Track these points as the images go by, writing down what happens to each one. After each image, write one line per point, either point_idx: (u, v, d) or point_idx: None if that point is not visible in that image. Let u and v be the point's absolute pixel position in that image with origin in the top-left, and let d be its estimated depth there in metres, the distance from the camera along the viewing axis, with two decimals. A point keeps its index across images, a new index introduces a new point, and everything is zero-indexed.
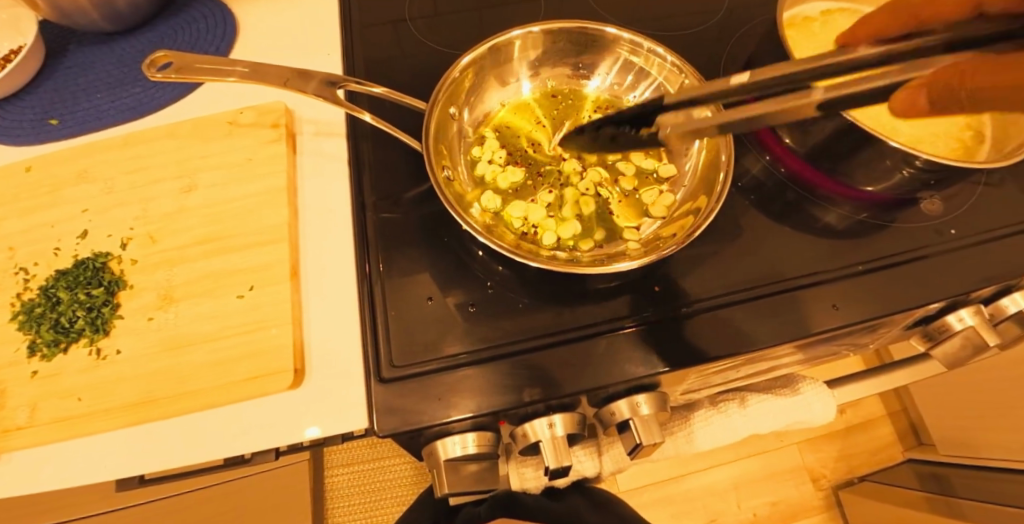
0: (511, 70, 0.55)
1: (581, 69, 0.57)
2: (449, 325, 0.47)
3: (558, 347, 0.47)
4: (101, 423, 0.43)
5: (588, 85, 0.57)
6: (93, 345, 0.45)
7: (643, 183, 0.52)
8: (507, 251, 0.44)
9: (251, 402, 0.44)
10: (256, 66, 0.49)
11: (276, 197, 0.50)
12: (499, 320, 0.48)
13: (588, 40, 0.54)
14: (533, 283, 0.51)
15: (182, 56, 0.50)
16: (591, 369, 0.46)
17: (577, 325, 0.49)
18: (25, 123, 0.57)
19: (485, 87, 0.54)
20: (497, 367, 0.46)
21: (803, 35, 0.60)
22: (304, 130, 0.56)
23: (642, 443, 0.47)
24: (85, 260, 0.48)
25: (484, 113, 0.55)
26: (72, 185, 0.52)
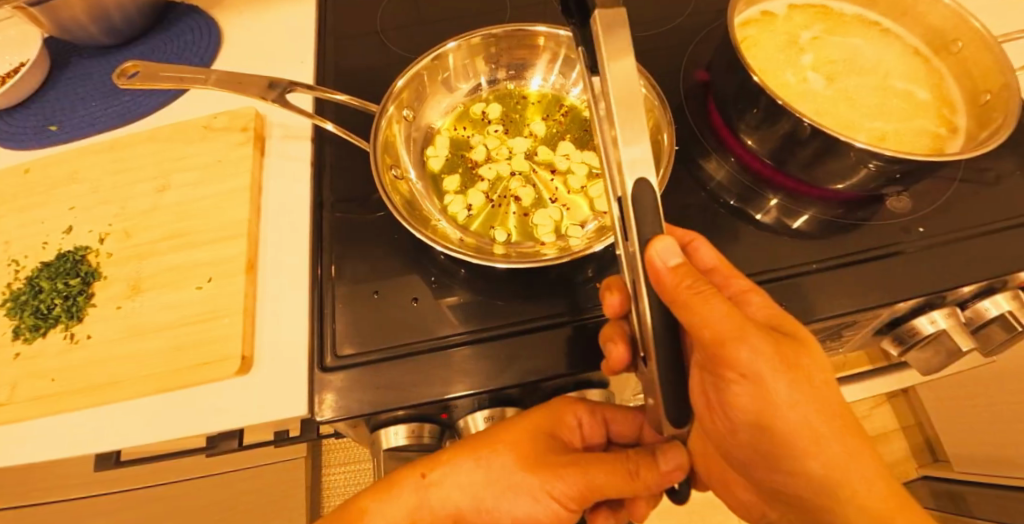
0: (456, 75, 0.57)
1: (524, 70, 0.58)
2: (391, 320, 0.48)
3: (497, 341, 0.47)
4: (68, 402, 0.46)
5: (530, 84, 0.58)
6: (68, 330, 0.48)
7: (591, 179, 0.53)
8: (446, 249, 0.45)
9: (204, 387, 0.47)
10: (217, 75, 0.53)
11: (239, 196, 0.53)
12: (446, 314, 0.49)
13: (522, 40, 0.56)
14: (485, 278, 0.51)
15: (150, 67, 0.54)
16: (530, 363, 0.46)
17: (527, 320, 0.48)
18: (30, 129, 0.62)
19: (434, 92, 0.57)
20: (437, 359, 0.46)
21: (763, 31, 0.60)
22: (274, 133, 0.59)
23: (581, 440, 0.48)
24: (67, 253, 0.52)
25: (434, 117, 0.57)
26: (63, 185, 0.57)
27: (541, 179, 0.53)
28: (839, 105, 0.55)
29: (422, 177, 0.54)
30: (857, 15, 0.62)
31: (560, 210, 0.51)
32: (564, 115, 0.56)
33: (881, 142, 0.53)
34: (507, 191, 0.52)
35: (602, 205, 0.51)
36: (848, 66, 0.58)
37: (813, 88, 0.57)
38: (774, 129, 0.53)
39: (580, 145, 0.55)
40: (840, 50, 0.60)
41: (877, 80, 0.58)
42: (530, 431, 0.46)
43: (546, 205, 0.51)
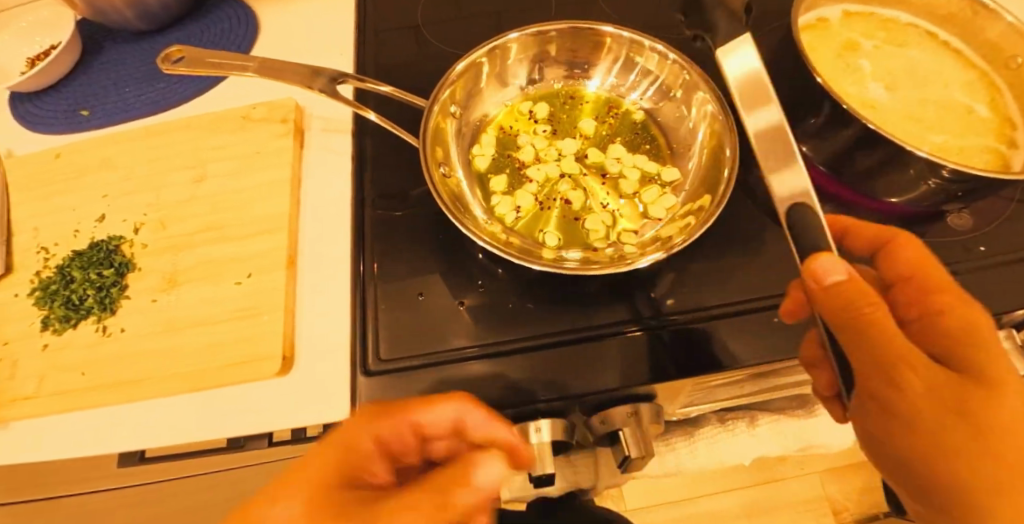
0: (511, 70, 0.56)
1: (583, 69, 0.57)
2: (433, 323, 0.47)
3: (541, 350, 0.45)
4: (99, 397, 0.44)
5: (588, 85, 0.57)
6: (100, 322, 0.47)
7: (645, 185, 0.51)
8: (503, 253, 0.43)
9: (241, 386, 0.45)
10: (265, 63, 0.51)
11: (279, 189, 0.51)
12: (493, 321, 0.47)
13: (589, 40, 0.54)
14: (528, 285, 0.49)
15: (196, 52, 0.52)
16: (576, 374, 0.44)
17: (579, 330, 0.47)
18: (62, 114, 0.61)
19: (486, 87, 0.55)
20: (482, 367, 0.45)
21: (820, 39, 0.59)
22: (314, 125, 0.57)
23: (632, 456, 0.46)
24: (100, 242, 0.50)
25: (484, 112, 0.55)
26: (96, 171, 0.55)
27: (593, 183, 0.51)
28: (899, 117, 0.53)
29: (470, 175, 0.52)
30: (914, 27, 0.61)
31: (612, 216, 0.49)
32: (616, 118, 0.55)
33: (944, 156, 0.51)
34: (556, 192, 0.51)
35: (656, 213, 0.49)
36: (908, 78, 0.57)
37: (873, 97, 0.55)
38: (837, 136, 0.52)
39: (632, 150, 0.53)
40: (902, 60, 0.58)
41: (936, 93, 0.56)
42: None
43: (598, 209, 0.49)
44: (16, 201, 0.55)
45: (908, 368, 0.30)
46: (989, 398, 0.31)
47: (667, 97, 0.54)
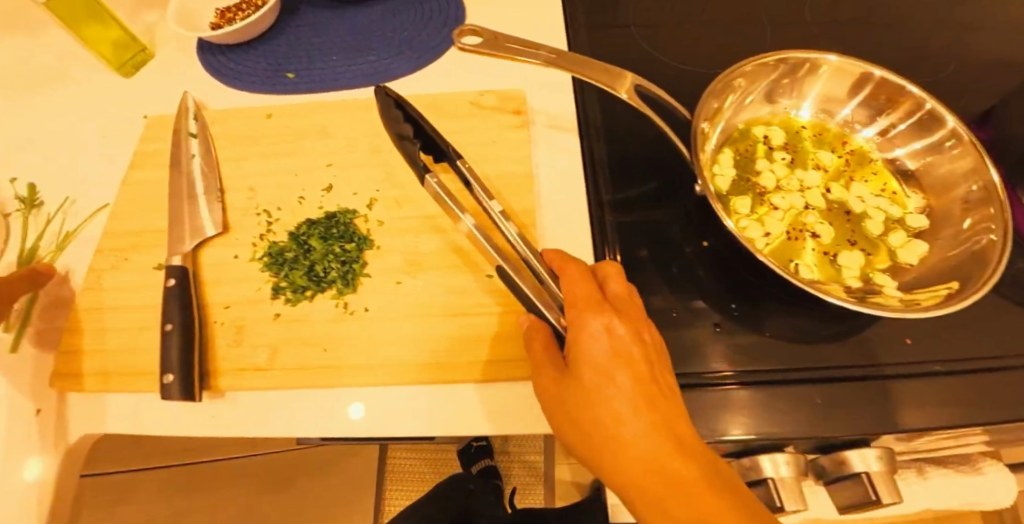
0: (788, 94, 0.56)
1: (856, 117, 0.56)
2: (683, 341, 0.45)
3: (793, 386, 0.43)
4: (344, 377, 0.42)
5: (858, 134, 0.56)
6: (341, 298, 0.44)
7: (890, 228, 0.50)
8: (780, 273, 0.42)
9: (491, 385, 0.43)
10: (557, 55, 0.44)
11: (520, 183, 0.50)
12: (748, 349, 0.44)
13: (887, 90, 0.53)
14: (773, 310, 0.47)
15: (493, 35, 0.45)
16: (834, 417, 0.42)
17: (838, 371, 0.44)
18: (264, 72, 0.60)
19: (750, 102, 0.55)
20: (733, 394, 0.42)
21: None
22: (538, 119, 0.56)
23: (879, 503, 0.40)
24: (334, 214, 0.48)
25: (741, 123, 0.55)
26: (315, 139, 0.53)
27: (842, 220, 0.50)
28: None
29: (721, 185, 0.51)
30: None
31: (861, 256, 0.48)
32: (855, 157, 0.54)
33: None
34: (803, 222, 0.50)
35: (905, 257, 0.48)
36: None
37: None
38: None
39: (876, 191, 0.52)
40: None
41: None
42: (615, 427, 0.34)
43: (850, 248, 0.48)
44: (226, 157, 0.53)
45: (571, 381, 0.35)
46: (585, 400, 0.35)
47: (936, 153, 0.52)
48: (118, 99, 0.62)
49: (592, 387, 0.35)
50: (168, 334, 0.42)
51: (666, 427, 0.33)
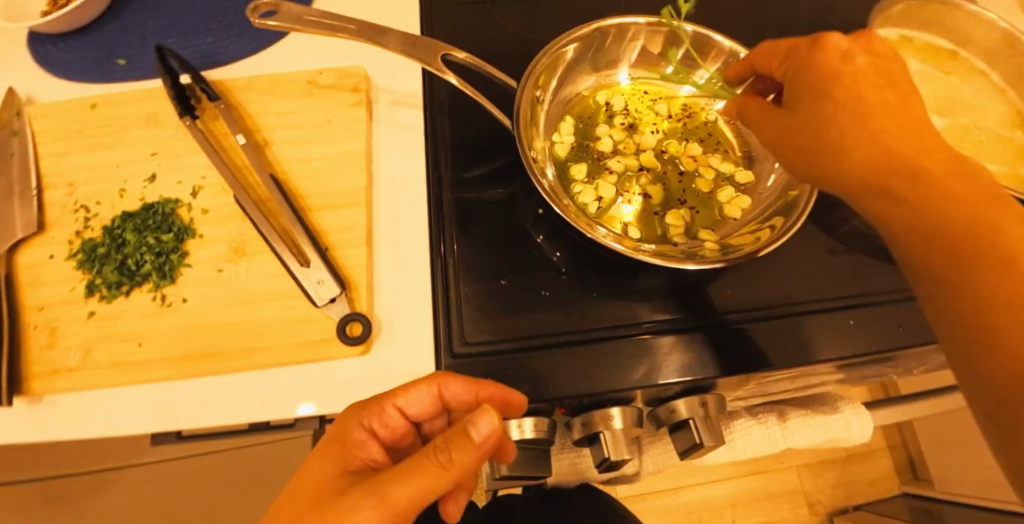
0: (610, 56, 0.56)
1: (675, 74, 0.57)
2: (508, 309, 0.45)
3: (627, 340, 0.45)
4: (164, 369, 0.42)
5: (682, 90, 0.57)
6: (159, 291, 0.44)
7: (719, 185, 0.52)
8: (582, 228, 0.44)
9: (318, 365, 0.43)
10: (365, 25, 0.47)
11: (354, 161, 0.48)
12: (571, 316, 0.45)
13: (696, 45, 0.53)
14: (600, 270, 0.49)
15: (288, 10, 0.47)
16: (662, 365, 0.44)
17: (647, 321, 0.46)
18: (90, 61, 0.56)
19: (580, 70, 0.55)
20: (545, 359, 0.43)
21: None
22: (381, 98, 0.54)
23: (610, 457, 0.45)
24: (154, 205, 0.46)
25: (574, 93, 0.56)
26: (138, 126, 0.51)
27: (657, 193, 0.50)
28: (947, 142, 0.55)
29: (563, 156, 0.52)
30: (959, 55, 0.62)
31: (672, 220, 0.49)
32: (689, 115, 0.55)
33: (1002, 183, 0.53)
34: (634, 186, 0.51)
35: (732, 211, 0.51)
36: (956, 107, 0.58)
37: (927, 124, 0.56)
38: None
39: (715, 152, 0.54)
40: (948, 88, 0.60)
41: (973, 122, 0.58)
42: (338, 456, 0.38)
43: (652, 214, 0.50)
44: (42, 154, 0.50)
45: (384, 485, 0.33)
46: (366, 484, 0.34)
47: None
48: None
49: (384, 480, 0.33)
50: None
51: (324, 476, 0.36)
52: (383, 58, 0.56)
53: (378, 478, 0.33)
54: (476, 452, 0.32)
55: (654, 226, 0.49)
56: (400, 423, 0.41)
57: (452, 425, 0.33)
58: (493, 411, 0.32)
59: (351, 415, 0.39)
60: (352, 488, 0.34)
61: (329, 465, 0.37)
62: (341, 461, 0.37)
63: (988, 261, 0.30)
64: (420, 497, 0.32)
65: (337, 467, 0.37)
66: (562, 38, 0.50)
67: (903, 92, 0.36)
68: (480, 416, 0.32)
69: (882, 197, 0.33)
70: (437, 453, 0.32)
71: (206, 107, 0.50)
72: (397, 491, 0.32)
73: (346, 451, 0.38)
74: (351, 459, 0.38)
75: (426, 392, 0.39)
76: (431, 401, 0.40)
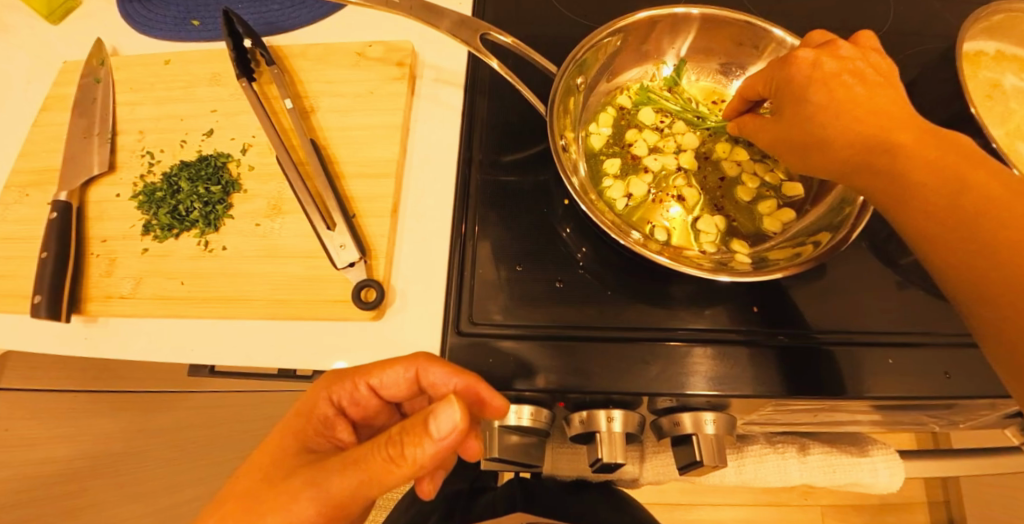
0: (660, 46, 0.54)
1: (728, 68, 0.54)
2: (518, 296, 0.46)
3: (634, 343, 0.45)
4: (198, 308, 0.46)
5: (732, 86, 0.54)
6: (203, 237, 0.47)
7: (762, 195, 0.49)
8: (603, 224, 0.42)
9: (332, 324, 0.45)
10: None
11: (390, 134, 0.51)
12: (583, 310, 0.46)
13: (752, 37, 0.51)
14: (615, 268, 0.48)
15: None
16: (667, 376, 0.43)
17: (655, 328, 0.45)
18: (169, 20, 0.61)
19: (623, 62, 0.54)
20: (542, 349, 0.44)
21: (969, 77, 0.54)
22: (425, 74, 0.56)
23: (602, 459, 0.45)
24: (208, 157, 0.50)
25: (616, 84, 0.54)
26: (204, 85, 0.55)
27: (695, 195, 0.48)
28: None
29: (597, 148, 0.50)
30: None
31: (707, 225, 0.47)
32: None
33: None
34: (670, 187, 0.49)
35: (771, 225, 0.48)
36: None
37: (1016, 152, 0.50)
38: None
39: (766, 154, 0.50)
40: None
41: None
42: (297, 433, 0.41)
43: (684, 218, 0.48)
44: (120, 101, 0.56)
45: (326, 474, 0.35)
46: (314, 469, 0.36)
47: None
48: (37, 36, 0.64)
49: (327, 469, 0.35)
50: (42, 261, 0.46)
51: (275, 455, 0.39)
52: (432, 38, 0.58)
53: (321, 468, 0.36)
54: (431, 447, 0.33)
55: (684, 229, 0.47)
56: (371, 402, 0.44)
57: (410, 417, 0.34)
58: (453, 406, 0.32)
59: (321, 389, 0.42)
60: (299, 472, 0.36)
61: (282, 446, 0.40)
62: (295, 443, 0.40)
63: (999, 219, 0.31)
64: (369, 484, 0.34)
65: (289, 448, 0.40)
66: (610, 25, 0.49)
67: (875, 85, 0.36)
68: (440, 411, 0.32)
69: (870, 170, 0.35)
70: (386, 450, 0.34)
71: (265, 71, 0.54)
72: (340, 482, 0.34)
73: (304, 431, 0.41)
74: (306, 440, 0.41)
75: (401, 374, 0.40)
76: (407, 384, 0.41)
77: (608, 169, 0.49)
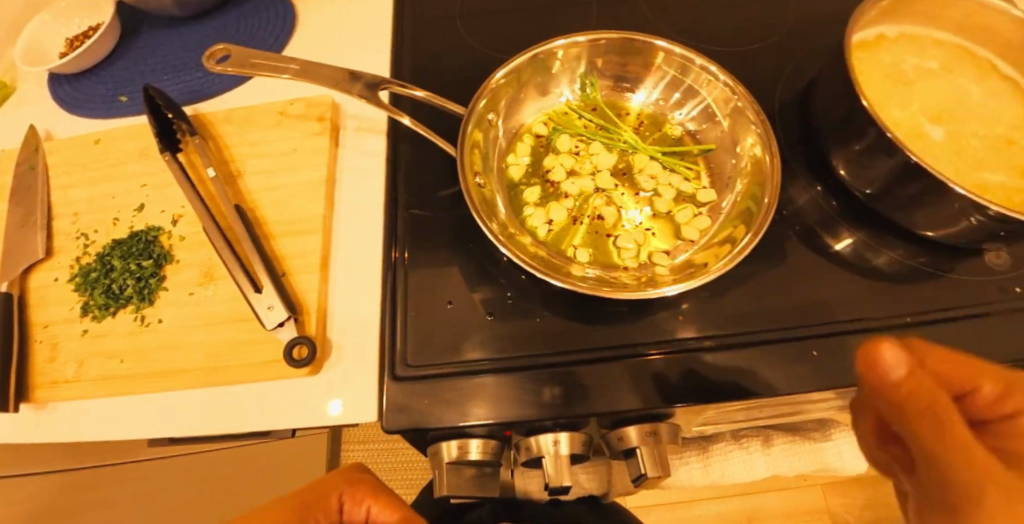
0: (554, 80, 0.56)
1: (626, 84, 0.56)
2: (472, 329, 0.47)
3: (591, 363, 0.45)
4: (140, 384, 0.46)
5: (632, 99, 0.56)
6: (138, 312, 0.49)
7: (680, 204, 0.50)
8: (515, 257, 0.43)
9: (271, 383, 0.46)
10: (309, 66, 0.50)
11: (314, 189, 0.52)
12: (539, 333, 0.47)
13: (640, 55, 0.54)
14: (558, 297, 0.49)
15: (243, 53, 0.51)
16: (628, 389, 0.44)
17: (600, 346, 0.46)
18: (98, 98, 0.62)
19: (524, 99, 0.55)
20: (499, 381, 0.44)
21: (869, 62, 0.54)
22: (348, 124, 0.57)
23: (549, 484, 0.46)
24: (139, 232, 0.51)
25: (519, 126, 0.55)
26: (133, 160, 0.56)
27: (616, 213, 0.50)
28: (949, 152, 0.49)
29: (515, 180, 0.52)
30: (973, 48, 0.56)
31: (631, 240, 0.48)
32: (649, 126, 0.55)
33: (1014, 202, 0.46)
34: (589, 207, 0.50)
35: (690, 233, 0.49)
36: (959, 108, 0.52)
37: (923, 131, 0.50)
38: (877, 166, 0.48)
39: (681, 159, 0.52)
40: (948, 87, 0.53)
41: (983, 125, 0.51)
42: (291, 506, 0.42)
43: (607, 237, 0.49)
44: (54, 186, 0.57)
45: None
46: None
47: (712, 118, 0.53)
48: None
49: None
50: None
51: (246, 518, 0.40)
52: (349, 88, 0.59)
53: None
54: None
55: (606, 248, 0.48)
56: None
57: None
58: None
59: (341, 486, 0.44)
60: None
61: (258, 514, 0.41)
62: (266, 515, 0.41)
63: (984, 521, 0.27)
64: None
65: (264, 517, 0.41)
66: (509, 61, 0.51)
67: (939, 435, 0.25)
68: None
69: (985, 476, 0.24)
70: None
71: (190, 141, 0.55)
72: None
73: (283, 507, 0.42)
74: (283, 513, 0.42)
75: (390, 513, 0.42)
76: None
77: (529, 199, 0.51)
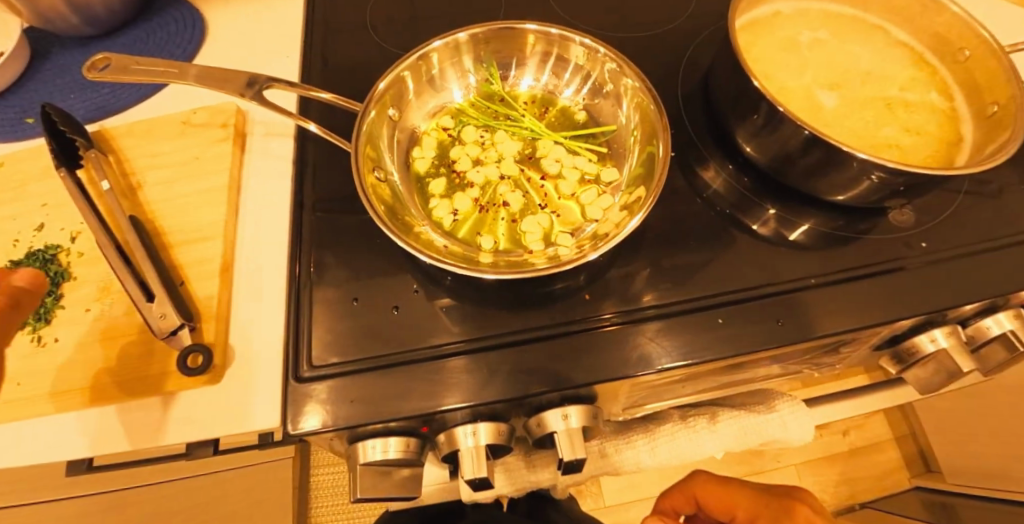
0: (439, 78, 0.55)
1: (507, 73, 0.57)
2: (432, 320, 0.46)
3: (544, 341, 0.45)
4: (33, 408, 0.44)
5: (521, 85, 0.57)
6: (35, 333, 0.46)
7: (584, 184, 0.51)
8: (410, 246, 0.42)
9: (172, 397, 0.45)
10: (207, 70, 0.50)
11: (217, 196, 0.51)
12: (502, 318, 0.47)
13: (515, 42, 0.55)
14: (489, 287, 0.49)
15: (122, 61, 0.50)
16: (590, 360, 0.44)
17: (548, 325, 0.46)
18: (4, 120, 0.60)
19: (420, 94, 0.54)
20: (468, 362, 0.44)
21: (758, 39, 0.57)
22: (255, 130, 0.57)
23: (468, 477, 0.44)
24: (37, 252, 0.50)
25: (411, 130, 0.54)
26: (36, 180, 0.55)
27: (524, 197, 0.50)
28: (842, 119, 0.52)
29: (417, 171, 0.51)
30: (854, 17, 0.59)
31: (539, 222, 0.48)
32: (547, 109, 0.56)
33: (907, 159, 0.50)
34: (496, 195, 0.50)
35: (593, 213, 0.49)
36: (846, 77, 0.55)
37: (815, 102, 0.53)
38: (772, 139, 0.49)
39: (581, 137, 0.54)
40: (844, 56, 0.56)
41: (868, 91, 0.54)
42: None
43: (516, 223, 0.48)
44: None
45: None
46: None
47: (602, 93, 0.55)
48: None
49: None
50: None
51: None
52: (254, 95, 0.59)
53: None
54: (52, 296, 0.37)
55: (514, 232, 0.48)
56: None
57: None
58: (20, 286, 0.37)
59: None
60: None
61: None
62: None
63: None
64: None
65: None
66: (404, 56, 0.50)
67: None
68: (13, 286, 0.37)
69: None
70: None
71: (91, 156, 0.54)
72: None
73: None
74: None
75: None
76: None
77: (435, 191, 0.50)
